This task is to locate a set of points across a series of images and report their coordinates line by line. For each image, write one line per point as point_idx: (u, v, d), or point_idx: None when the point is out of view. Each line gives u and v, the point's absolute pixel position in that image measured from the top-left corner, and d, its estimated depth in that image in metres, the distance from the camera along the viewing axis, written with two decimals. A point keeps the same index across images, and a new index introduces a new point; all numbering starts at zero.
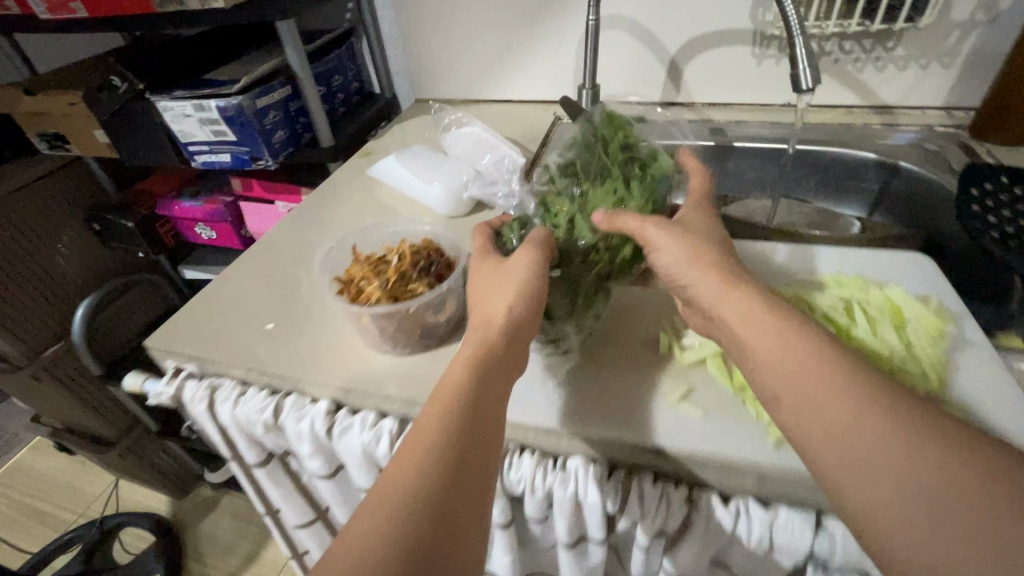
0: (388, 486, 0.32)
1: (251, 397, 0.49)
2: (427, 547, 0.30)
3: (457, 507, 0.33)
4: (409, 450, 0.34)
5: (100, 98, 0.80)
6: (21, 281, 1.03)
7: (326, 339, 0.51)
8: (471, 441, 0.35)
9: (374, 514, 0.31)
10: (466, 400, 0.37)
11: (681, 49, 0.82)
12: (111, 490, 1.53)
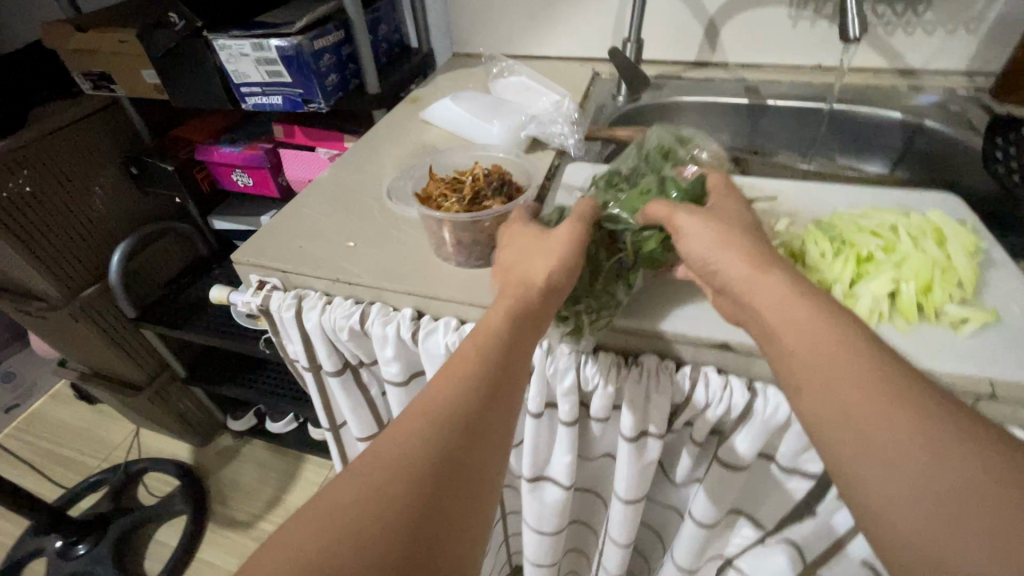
0: (427, 407, 0.37)
1: (339, 305, 0.54)
2: (459, 459, 0.35)
3: (486, 432, 0.37)
4: (447, 380, 0.39)
5: (155, 35, 0.82)
6: (61, 220, 1.06)
7: (403, 254, 0.56)
8: (502, 381, 0.40)
9: (414, 426, 0.36)
10: (503, 346, 0.41)
11: (719, 9, 0.85)
12: (133, 437, 1.57)
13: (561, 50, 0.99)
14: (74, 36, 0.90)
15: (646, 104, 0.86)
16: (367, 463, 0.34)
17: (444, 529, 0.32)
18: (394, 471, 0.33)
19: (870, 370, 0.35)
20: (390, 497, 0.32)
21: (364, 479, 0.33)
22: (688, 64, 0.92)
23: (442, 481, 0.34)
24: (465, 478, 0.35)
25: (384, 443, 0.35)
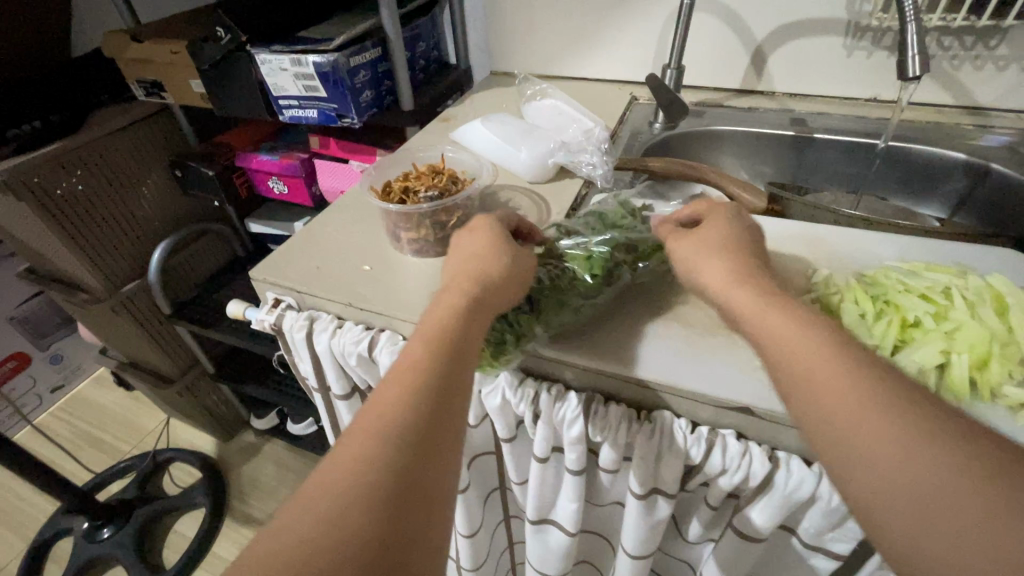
0: (376, 416, 0.37)
1: (349, 331, 0.53)
2: (410, 473, 0.35)
3: (437, 437, 0.37)
4: (395, 390, 0.38)
5: (204, 49, 0.85)
6: (109, 219, 1.11)
7: (417, 282, 0.54)
8: (451, 382, 0.40)
9: (363, 443, 0.35)
10: (450, 348, 0.41)
11: (768, 35, 0.81)
12: (163, 426, 1.64)
13: (599, 71, 0.97)
14: (129, 45, 0.94)
15: (683, 131, 0.83)
16: (320, 490, 0.33)
17: (401, 544, 0.32)
18: (346, 495, 0.33)
19: (922, 453, 0.30)
20: (344, 522, 0.32)
21: (317, 506, 0.32)
22: (731, 90, 0.89)
23: (396, 497, 0.34)
24: (420, 489, 0.35)
25: (336, 465, 0.35)
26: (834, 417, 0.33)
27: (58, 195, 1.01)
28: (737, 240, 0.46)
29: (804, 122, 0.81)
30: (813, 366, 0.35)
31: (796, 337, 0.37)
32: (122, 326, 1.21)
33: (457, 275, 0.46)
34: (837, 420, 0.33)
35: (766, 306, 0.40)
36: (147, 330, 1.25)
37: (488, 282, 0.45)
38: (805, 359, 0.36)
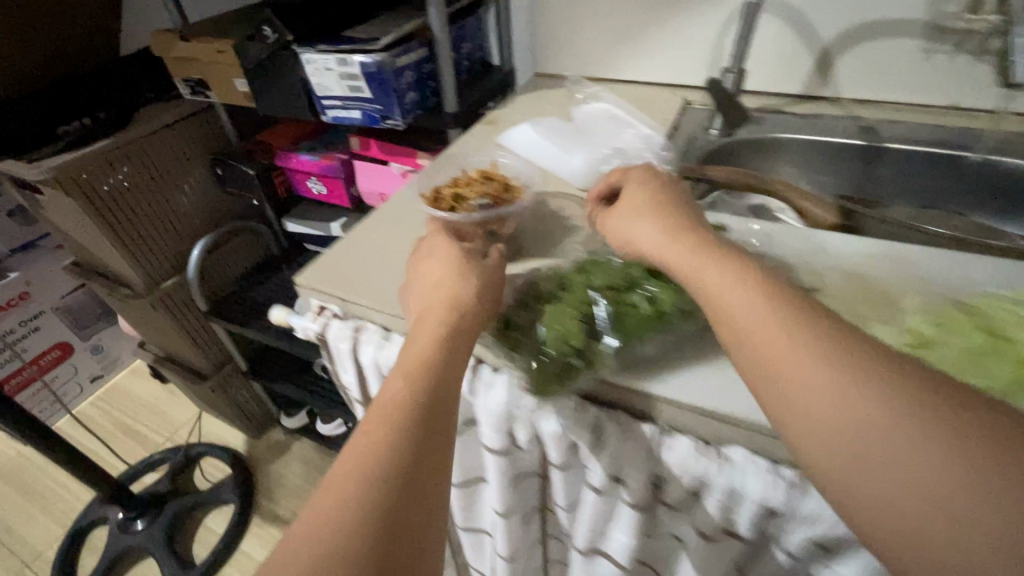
0: (364, 436, 0.37)
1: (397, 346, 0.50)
2: (413, 470, 0.36)
3: (435, 436, 0.38)
4: (394, 391, 0.39)
5: (250, 48, 0.85)
6: (152, 215, 1.12)
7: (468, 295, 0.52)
8: (443, 381, 0.41)
9: (367, 446, 0.36)
10: (443, 348, 0.42)
11: (837, 39, 0.76)
12: (196, 421, 1.66)
13: (649, 75, 0.93)
14: (176, 44, 0.94)
15: (742, 139, 0.78)
16: (328, 495, 0.34)
17: (406, 541, 0.34)
18: (353, 496, 0.34)
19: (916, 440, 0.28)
20: (352, 524, 0.33)
21: (326, 509, 0.34)
22: (793, 97, 0.84)
23: (400, 495, 0.35)
24: (421, 487, 0.36)
25: (343, 468, 0.36)
26: (796, 401, 0.32)
27: (104, 191, 1.03)
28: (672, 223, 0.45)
29: (875, 130, 0.75)
30: (768, 345, 0.34)
31: (749, 315, 0.35)
32: (160, 321, 1.22)
33: (439, 275, 0.47)
34: (799, 401, 0.31)
35: (713, 280, 0.39)
36: (184, 326, 1.26)
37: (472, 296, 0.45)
38: (758, 341, 0.34)
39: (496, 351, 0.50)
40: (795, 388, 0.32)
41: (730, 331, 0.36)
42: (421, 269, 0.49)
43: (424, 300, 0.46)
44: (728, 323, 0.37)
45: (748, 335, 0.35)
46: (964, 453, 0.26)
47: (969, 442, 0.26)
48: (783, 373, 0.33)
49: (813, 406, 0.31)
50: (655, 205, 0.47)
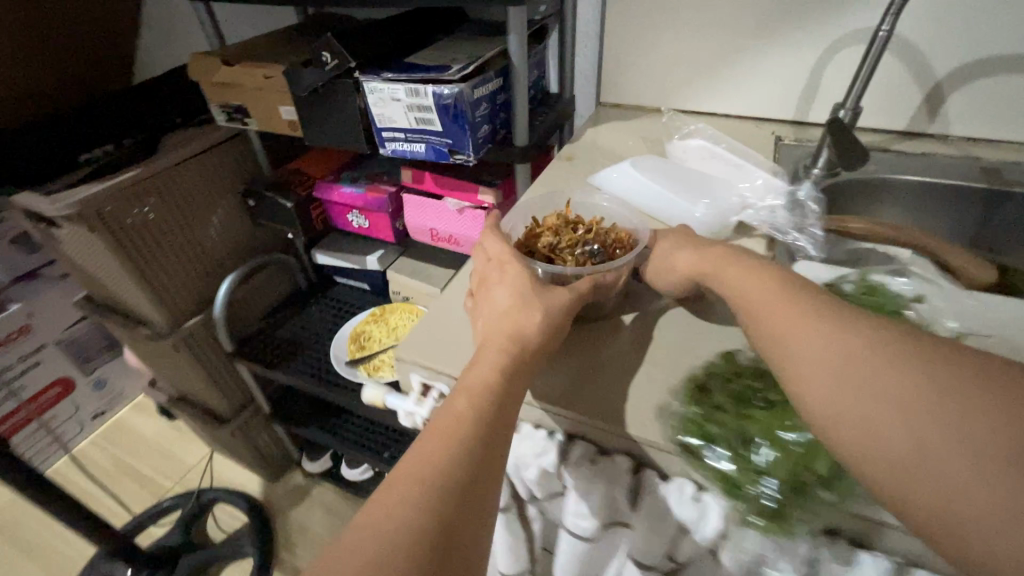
0: (425, 447, 0.39)
1: (533, 434, 0.47)
2: (473, 471, 0.38)
3: (494, 442, 0.41)
4: (462, 395, 0.42)
5: (304, 74, 0.76)
6: (178, 249, 1.03)
7: (608, 376, 0.49)
8: (506, 397, 0.43)
9: (435, 443, 0.39)
10: (506, 364, 0.44)
11: (951, 73, 0.71)
12: (206, 462, 1.54)
13: (731, 107, 0.88)
14: (219, 68, 0.86)
15: (848, 180, 0.73)
16: (398, 482, 0.37)
17: (466, 536, 0.36)
18: (423, 487, 0.37)
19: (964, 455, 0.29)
20: (420, 509, 0.35)
21: (398, 494, 0.36)
22: (896, 133, 0.78)
23: (462, 490, 0.37)
24: (481, 488, 0.38)
25: (411, 462, 0.38)
26: (821, 378, 0.36)
27: (129, 224, 0.94)
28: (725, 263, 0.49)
29: (996, 172, 0.70)
30: (793, 332, 0.39)
31: (779, 312, 0.41)
32: (181, 363, 1.12)
33: (496, 297, 0.50)
34: (823, 381, 0.36)
35: (757, 290, 0.44)
36: (206, 366, 1.16)
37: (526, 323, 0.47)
38: (795, 334, 0.38)
39: (639, 429, 0.44)
40: (821, 367, 0.36)
41: (765, 326, 0.41)
42: (481, 291, 0.52)
43: (488, 321, 0.49)
44: (767, 319, 0.41)
45: (784, 325, 0.40)
46: (964, 414, 0.30)
47: (974, 403, 0.30)
48: (811, 355, 0.37)
49: (831, 381, 0.35)
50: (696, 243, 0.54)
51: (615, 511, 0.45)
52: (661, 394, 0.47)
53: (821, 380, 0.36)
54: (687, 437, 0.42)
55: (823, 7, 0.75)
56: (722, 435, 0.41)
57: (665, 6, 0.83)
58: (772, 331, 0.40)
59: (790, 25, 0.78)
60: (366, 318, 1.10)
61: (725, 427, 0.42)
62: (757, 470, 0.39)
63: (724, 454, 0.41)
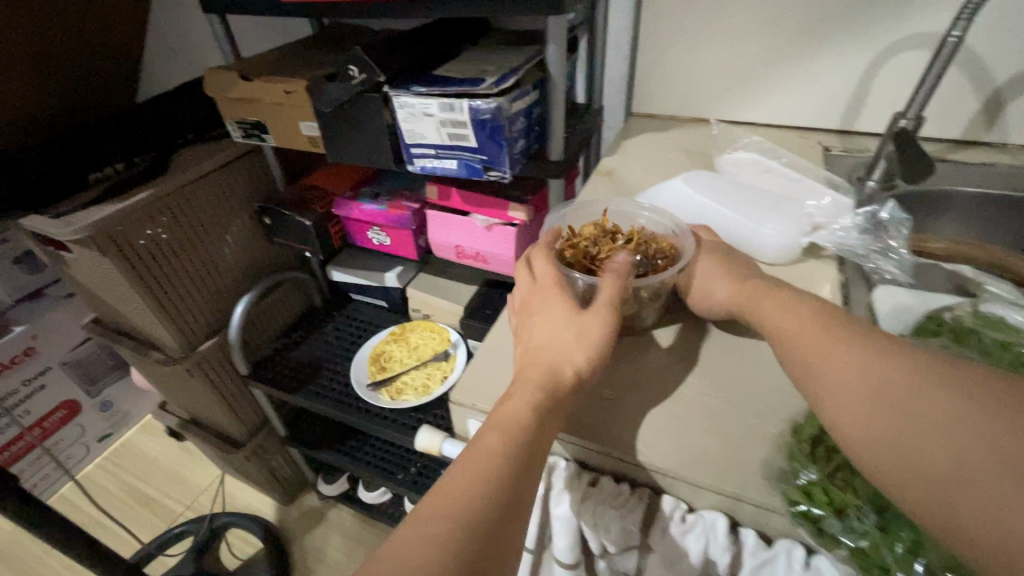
0: (463, 478, 0.36)
1: (611, 489, 0.45)
2: (506, 513, 0.35)
3: (530, 482, 0.38)
4: (498, 426, 0.40)
5: (329, 88, 0.72)
6: (191, 271, 0.98)
7: (683, 422, 0.46)
8: (545, 433, 0.40)
9: (469, 474, 0.36)
10: (546, 398, 0.42)
11: (1011, 80, 0.72)
12: (216, 486, 1.49)
13: (773, 115, 0.86)
14: (236, 83, 0.82)
15: (906, 191, 0.73)
16: (425, 515, 0.35)
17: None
18: (454, 521, 0.34)
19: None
20: (447, 545, 0.33)
21: (425, 527, 0.34)
22: (950, 140, 0.79)
23: (493, 532, 0.34)
24: (511, 529, 0.35)
25: (442, 492, 0.36)
26: (848, 403, 0.35)
27: (141, 247, 0.89)
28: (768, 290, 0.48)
29: None
30: (823, 359, 0.38)
31: (809, 338, 0.40)
32: (195, 388, 1.08)
33: (540, 321, 0.48)
34: (847, 406, 0.35)
35: (788, 317, 0.43)
36: (221, 390, 1.12)
37: (561, 350, 0.45)
38: (828, 362, 0.38)
39: (731, 484, 0.41)
40: (849, 391, 0.35)
41: (796, 353, 0.41)
42: (522, 313, 0.50)
43: (536, 341, 0.47)
44: (798, 345, 0.41)
45: (814, 353, 0.39)
46: (984, 444, 0.29)
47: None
48: (836, 383, 0.37)
49: (869, 420, 0.34)
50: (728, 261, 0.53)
51: (711, 570, 0.43)
52: (745, 441, 0.44)
53: (847, 406, 0.35)
54: (800, 506, 0.38)
55: (875, 10, 0.73)
56: (843, 504, 0.37)
57: (709, 12, 0.81)
58: (802, 358, 0.40)
59: (844, 29, 0.75)
60: (386, 337, 1.06)
61: (847, 494, 0.38)
62: (895, 554, 0.35)
63: (852, 529, 0.37)
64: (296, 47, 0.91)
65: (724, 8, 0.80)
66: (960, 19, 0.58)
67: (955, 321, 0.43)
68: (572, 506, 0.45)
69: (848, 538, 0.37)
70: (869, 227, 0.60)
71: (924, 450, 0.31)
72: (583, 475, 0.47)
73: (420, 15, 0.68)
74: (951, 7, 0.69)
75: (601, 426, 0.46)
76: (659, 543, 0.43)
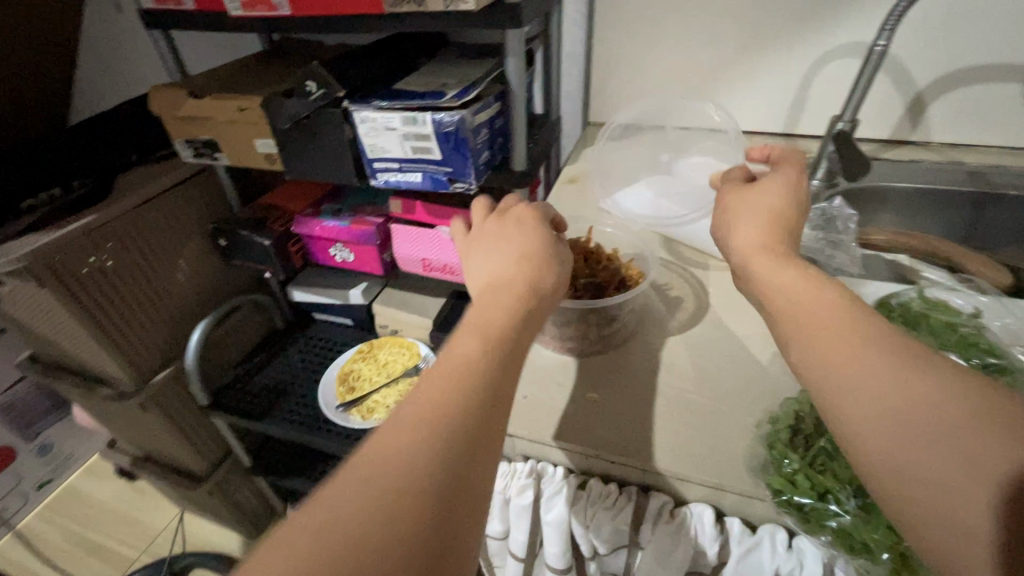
0: (419, 416, 0.32)
1: (599, 490, 0.46)
2: (468, 457, 0.31)
3: (486, 441, 0.33)
4: (444, 379, 0.35)
5: (286, 105, 0.71)
6: (139, 297, 0.93)
7: (662, 420, 0.47)
8: (502, 387, 0.36)
9: (411, 431, 0.31)
10: (498, 352, 0.38)
11: (931, 83, 0.79)
12: (175, 525, 1.41)
13: None
14: (185, 101, 0.79)
15: (848, 188, 0.78)
16: (358, 476, 0.29)
17: (451, 552, 0.28)
18: (396, 484, 0.29)
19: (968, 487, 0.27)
20: (400, 489, 0.28)
21: (356, 491, 0.28)
22: (881, 141, 0.87)
23: (455, 475, 0.30)
24: (468, 494, 0.30)
25: (394, 431, 0.32)
26: (819, 355, 0.35)
27: (83, 274, 0.83)
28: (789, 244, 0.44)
29: (983, 175, 0.77)
30: (794, 320, 0.38)
31: (832, 321, 0.36)
32: (151, 425, 1.02)
33: (508, 273, 0.44)
34: (835, 382, 0.33)
35: (780, 280, 0.40)
36: (178, 424, 1.06)
37: (522, 295, 0.42)
38: (837, 343, 0.35)
39: (715, 474, 0.43)
40: (822, 352, 0.35)
41: (805, 337, 0.36)
42: (483, 267, 0.47)
43: (494, 286, 0.44)
44: (791, 311, 0.38)
45: (828, 334, 0.35)
46: (960, 466, 0.28)
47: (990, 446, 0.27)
48: (850, 374, 0.33)
49: (834, 386, 0.33)
50: (773, 212, 0.47)
51: (699, 565, 0.44)
52: (723, 435, 0.45)
53: (843, 389, 0.33)
54: (785, 495, 0.39)
55: (810, 19, 0.78)
56: (824, 489, 0.38)
57: (658, 24, 0.84)
58: (814, 338, 0.36)
59: (780, 39, 0.80)
60: (353, 356, 1.02)
61: (828, 478, 0.38)
62: (879, 535, 0.35)
63: (838, 512, 0.37)
64: (247, 63, 0.88)
65: (671, 21, 0.83)
66: (886, 28, 0.63)
67: (905, 307, 0.46)
68: (565, 508, 0.46)
69: (833, 522, 0.37)
70: (820, 223, 0.66)
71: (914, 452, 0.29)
72: (571, 478, 0.47)
73: (378, 31, 0.68)
74: (876, 17, 0.75)
75: (587, 429, 0.47)
76: (650, 540, 0.43)
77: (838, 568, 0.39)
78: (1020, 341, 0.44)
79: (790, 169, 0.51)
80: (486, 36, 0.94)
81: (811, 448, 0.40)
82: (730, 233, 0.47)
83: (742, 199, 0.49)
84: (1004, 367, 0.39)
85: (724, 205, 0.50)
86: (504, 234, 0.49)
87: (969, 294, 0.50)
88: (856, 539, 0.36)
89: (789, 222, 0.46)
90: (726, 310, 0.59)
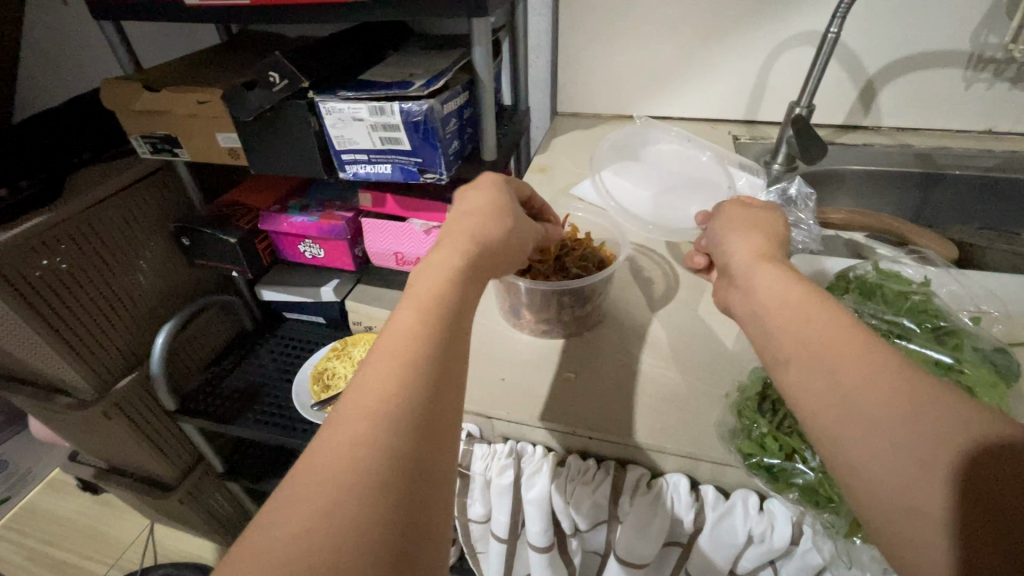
0: (365, 396, 0.32)
1: (578, 466, 0.47)
2: (423, 436, 0.32)
3: (442, 417, 0.33)
4: (387, 363, 0.34)
5: (248, 96, 0.67)
6: (98, 303, 0.89)
7: (638, 395, 0.48)
8: (447, 363, 0.35)
9: (354, 427, 0.30)
10: (443, 326, 0.37)
11: (880, 70, 0.83)
12: (145, 536, 1.36)
13: (686, 107, 0.94)
14: (140, 95, 0.76)
15: (807, 170, 0.82)
16: (306, 478, 0.29)
17: (423, 533, 0.29)
18: (342, 487, 0.28)
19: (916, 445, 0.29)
20: (360, 474, 0.29)
21: (319, 479, 0.29)
22: (835, 126, 0.91)
23: (413, 455, 0.31)
24: (428, 476, 0.31)
25: (345, 416, 0.31)
26: (789, 331, 0.37)
27: (35, 278, 0.79)
28: (774, 252, 0.46)
29: (930, 157, 0.82)
30: (775, 303, 0.40)
31: (836, 336, 0.35)
32: (117, 433, 0.98)
33: (462, 239, 0.44)
34: (803, 362, 0.35)
35: (766, 276, 0.42)
36: (145, 431, 1.02)
37: (458, 263, 0.41)
38: (844, 362, 0.33)
39: (690, 445, 0.44)
40: (793, 335, 0.37)
41: (806, 353, 0.35)
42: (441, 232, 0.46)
43: (429, 257, 0.42)
44: (769, 301, 0.40)
45: (834, 349, 0.34)
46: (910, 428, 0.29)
47: (933, 410, 0.29)
48: (848, 384, 0.32)
49: (801, 361, 0.35)
50: (770, 233, 0.48)
51: (677, 532, 0.45)
52: (697, 407, 0.47)
53: (843, 404, 0.32)
54: (755, 457, 0.40)
55: (768, 9, 0.80)
56: (791, 448, 0.40)
57: (622, 13, 0.86)
58: (819, 354, 0.34)
59: (738, 27, 0.83)
60: (327, 354, 0.98)
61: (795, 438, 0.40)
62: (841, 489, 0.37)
63: (803, 469, 0.39)
64: (204, 55, 0.85)
65: (633, 11, 0.85)
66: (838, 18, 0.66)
67: (861, 278, 0.48)
68: (546, 485, 0.46)
69: (800, 479, 0.39)
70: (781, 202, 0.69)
71: (908, 466, 0.29)
72: (550, 455, 0.48)
73: (342, 22, 0.66)
74: (828, 7, 0.78)
75: (566, 407, 0.48)
76: (629, 511, 0.45)
77: (806, 525, 0.41)
78: (964, 307, 0.48)
79: (774, 208, 0.53)
80: (450, 26, 0.93)
81: (778, 412, 0.41)
82: (726, 250, 0.49)
83: (725, 224, 0.52)
84: (955, 329, 0.42)
85: (724, 218, 0.52)
86: (468, 206, 0.49)
87: (923, 263, 0.53)
88: (816, 495, 0.38)
89: (783, 238, 0.48)
90: (697, 289, 0.61)
